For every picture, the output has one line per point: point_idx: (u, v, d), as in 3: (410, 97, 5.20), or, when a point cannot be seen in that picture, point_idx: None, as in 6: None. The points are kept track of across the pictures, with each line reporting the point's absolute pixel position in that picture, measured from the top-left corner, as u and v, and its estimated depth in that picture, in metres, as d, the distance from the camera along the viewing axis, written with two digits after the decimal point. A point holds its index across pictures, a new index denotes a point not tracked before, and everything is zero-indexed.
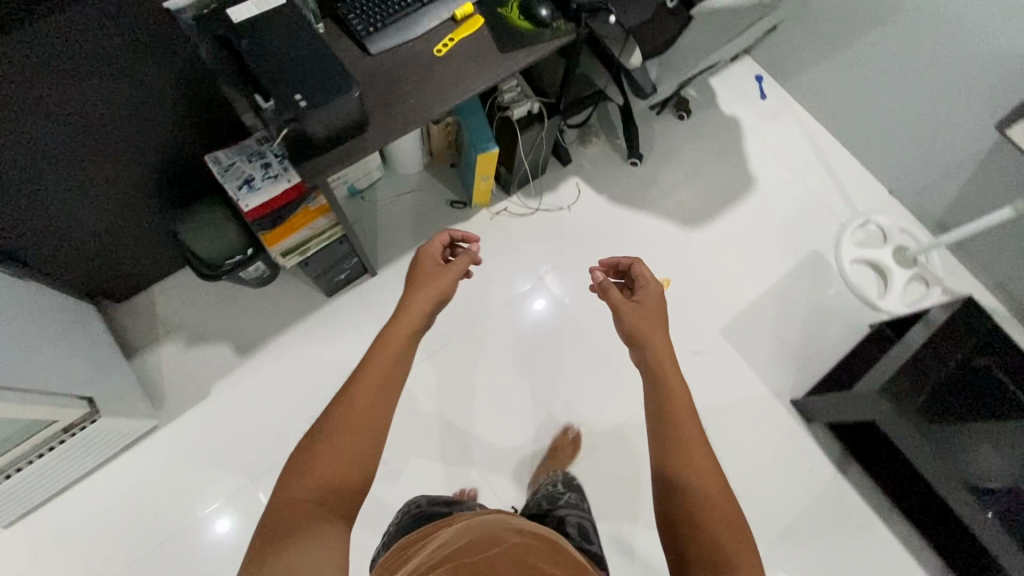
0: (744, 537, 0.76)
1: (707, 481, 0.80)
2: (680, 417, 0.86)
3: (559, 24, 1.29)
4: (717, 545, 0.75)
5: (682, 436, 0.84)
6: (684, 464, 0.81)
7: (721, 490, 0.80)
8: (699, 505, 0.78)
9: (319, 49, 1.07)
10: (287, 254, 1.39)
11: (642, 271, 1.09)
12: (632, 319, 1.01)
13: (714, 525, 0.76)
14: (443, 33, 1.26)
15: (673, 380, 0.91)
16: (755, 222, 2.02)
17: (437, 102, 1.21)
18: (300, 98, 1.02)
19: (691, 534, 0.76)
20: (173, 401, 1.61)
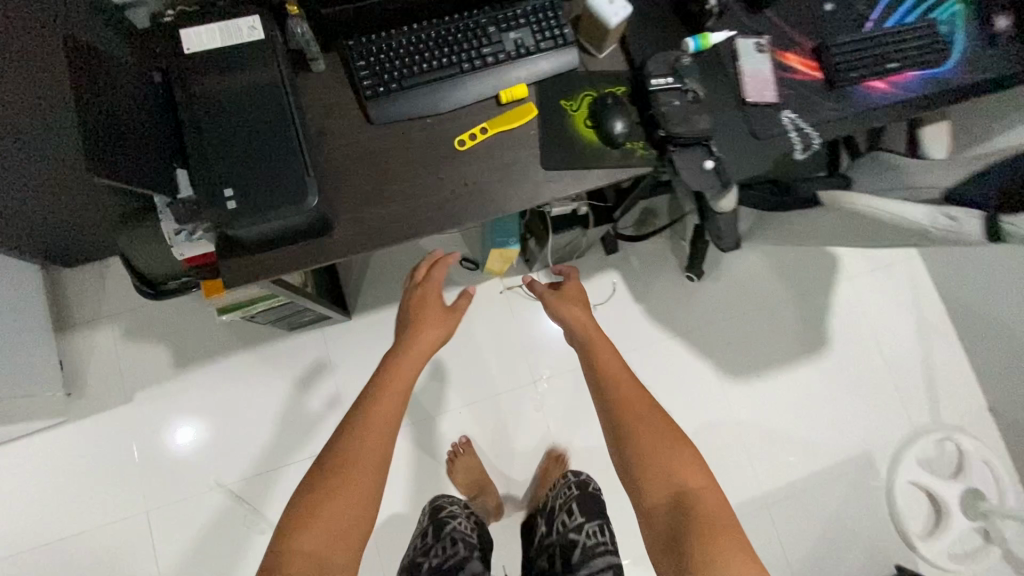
0: (691, 456, 0.85)
1: (647, 418, 0.89)
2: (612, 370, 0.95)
3: (636, 145, 0.93)
4: (665, 467, 0.85)
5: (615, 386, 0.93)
6: (635, 428, 0.88)
7: (680, 451, 0.86)
8: (642, 446, 0.86)
9: (281, 126, 0.77)
10: (224, 312, 1.13)
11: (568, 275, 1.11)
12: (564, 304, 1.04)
13: (656, 456, 0.85)
14: (476, 117, 0.92)
15: (599, 347, 0.98)
16: (809, 394, 1.63)
17: (434, 214, 0.89)
18: (229, 195, 0.74)
19: (643, 468, 0.85)
20: (94, 394, 1.46)
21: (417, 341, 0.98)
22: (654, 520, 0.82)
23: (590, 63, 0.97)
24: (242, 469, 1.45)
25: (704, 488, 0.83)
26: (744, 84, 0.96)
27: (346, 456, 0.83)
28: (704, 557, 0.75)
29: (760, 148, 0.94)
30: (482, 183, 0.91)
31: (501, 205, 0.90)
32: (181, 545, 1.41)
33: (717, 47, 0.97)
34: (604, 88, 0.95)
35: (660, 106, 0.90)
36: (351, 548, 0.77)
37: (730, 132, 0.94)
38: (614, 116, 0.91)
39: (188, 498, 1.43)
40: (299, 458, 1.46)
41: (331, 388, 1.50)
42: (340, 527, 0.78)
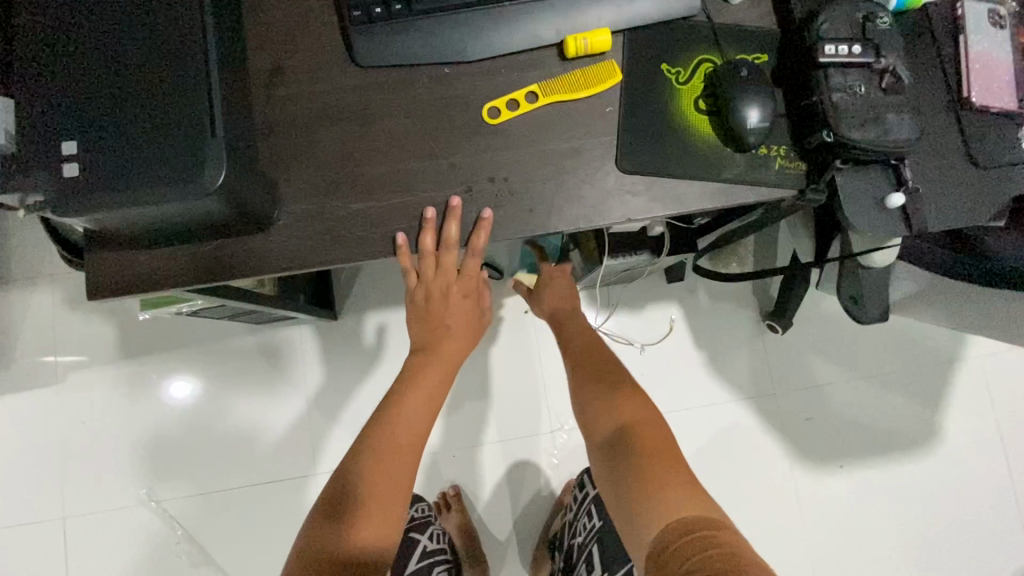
0: (635, 394, 0.70)
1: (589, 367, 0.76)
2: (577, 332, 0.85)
3: (774, 150, 0.57)
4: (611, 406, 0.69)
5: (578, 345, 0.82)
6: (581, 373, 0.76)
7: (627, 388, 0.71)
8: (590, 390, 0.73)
9: (171, 38, 0.44)
10: (149, 306, 0.83)
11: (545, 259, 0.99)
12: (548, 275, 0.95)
13: (605, 395, 0.71)
14: (522, 76, 0.58)
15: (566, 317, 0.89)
16: (903, 499, 1.26)
17: (435, 222, 0.56)
18: (69, 153, 0.42)
19: (590, 408, 0.71)
20: (22, 367, 1.21)
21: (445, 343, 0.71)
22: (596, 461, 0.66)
23: (716, 11, 0.60)
24: (180, 484, 1.18)
25: (650, 423, 0.66)
26: (968, 74, 0.58)
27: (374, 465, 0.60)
28: (642, 491, 0.59)
29: (980, 184, 0.57)
30: (516, 183, 0.56)
31: (542, 222, 0.56)
32: (97, 565, 1.16)
33: (928, 9, 0.60)
34: (734, 53, 0.59)
35: (832, 92, 0.54)
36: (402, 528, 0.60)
37: (932, 150, 0.57)
38: (749, 99, 0.55)
39: (110, 509, 1.17)
40: (249, 482, 1.19)
41: (299, 402, 1.21)
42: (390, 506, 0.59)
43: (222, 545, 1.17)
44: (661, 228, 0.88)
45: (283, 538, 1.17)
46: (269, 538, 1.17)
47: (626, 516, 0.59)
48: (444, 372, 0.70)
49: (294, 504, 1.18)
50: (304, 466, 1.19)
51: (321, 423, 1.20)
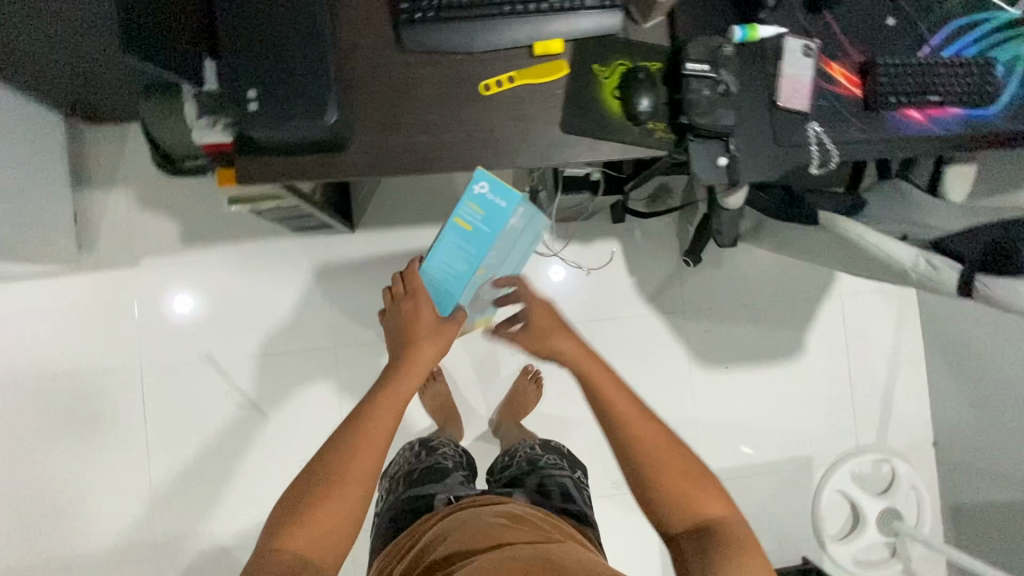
0: (704, 482, 0.81)
1: (649, 446, 0.82)
2: (604, 385, 0.86)
3: (656, 126, 0.93)
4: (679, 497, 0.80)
5: (610, 404, 0.84)
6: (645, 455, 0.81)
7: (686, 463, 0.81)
8: (652, 467, 0.81)
9: (309, 37, 0.79)
10: (234, 202, 1.18)
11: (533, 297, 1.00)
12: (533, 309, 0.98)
13: (669, 481, 0.80)
14: (506, 64, 0.92)
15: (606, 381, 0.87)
16: (771, 394, 1.71)
17: (447, 154, 0.91)
18: (252, 97, 0.77)
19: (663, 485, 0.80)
20: (102, 253, 1.54)
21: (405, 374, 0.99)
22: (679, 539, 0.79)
23: (631, 31, 0.95)
24: (229, 347, 1.55)
25: (718, 505, 0.80)
26: (779, 87, 0.95)
27: (317, 494, 0.86)
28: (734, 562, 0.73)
29: (776, 155, 0.95)
30: (498, 133, 0.92)
31: (513, 159, 0.92)
32: (165, 403, 1.53)
33: (764, 43, 0.95)
34: (640, 61, 0.94)
35: (689, 93, 0.90)
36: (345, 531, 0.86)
37: (750, 133, 0.95)
38: (642, 92, 0.90)
39: (176, 364, 1.54)
40: (283, 349, 1.57)
41: (324, 294, 1.58)
42: (338, 505, 0.86)
43: (263, 394, 1.55)
44: (599, 174, 1.24)
45: (309, 392, 1.56)
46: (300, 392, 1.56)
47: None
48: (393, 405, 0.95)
49: (319, 368, 1.57)
50: (328, 341, 1.58)
51: (340, 310, 1.58)
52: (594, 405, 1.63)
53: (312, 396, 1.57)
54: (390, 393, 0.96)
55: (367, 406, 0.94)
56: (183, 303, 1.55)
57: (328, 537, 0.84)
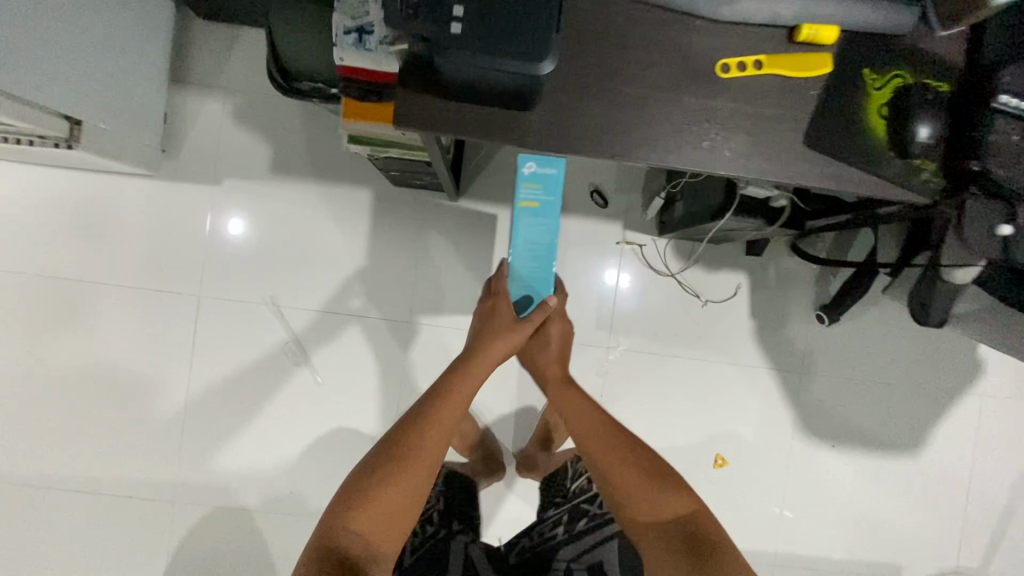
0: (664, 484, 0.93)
1: (614, 457, 0.97)
2: (579, 408, 1.03)
3: (927, 164, 0.72)
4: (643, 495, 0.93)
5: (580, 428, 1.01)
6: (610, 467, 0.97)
7: (647, 469, 0.95)
8: (614, 474, 0.96)
9: None
10: (353, 141, 1.01)
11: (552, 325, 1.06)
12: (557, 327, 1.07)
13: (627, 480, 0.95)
14: (753, 45, 0.71)
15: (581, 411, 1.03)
16: (874, 487, 1.48)
17: (654, 141, 0.71)
18: (457, 16, 0.59)
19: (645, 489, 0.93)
20: (184, 163, 1.39)
21: (484, 355, 0.96)
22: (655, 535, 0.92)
23: (922, 36, 0.73)
24: (297, 296, 1.40)
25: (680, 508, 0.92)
26: None
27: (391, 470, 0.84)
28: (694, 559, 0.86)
29: None
30: (724, 129, 0.71)
31: (735, 166, 0.72)
32: (218, 339, 1.40)
33: None
34: (925, 77, 0.73)
35: (992, 132, 0.68)
36: (410, 508, 0.85)
37: None
38: (927, 117, 0.69)
39: (236, 301, 1.40)
40: (353, 311, 1.41)
41: (410, 262, 1.42)
42: (410, 485, 0.85)
43: (322, 355, 1.41)
44: (784, 201, 1.02)
45: (370, 365, 1.41)
46: (359, 361, 1.41)
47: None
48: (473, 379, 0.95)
49: (388, 340, 1.41)
50: (401, 313, 1.42)
51: (423, 282, 1.42)
52: (676, 453, 1.43)
53: (371, 369, 1.41)
54: (451, 400, 0.92)
55: (423, 409, 0.91)
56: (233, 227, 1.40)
57: (400, 513, 0.84)
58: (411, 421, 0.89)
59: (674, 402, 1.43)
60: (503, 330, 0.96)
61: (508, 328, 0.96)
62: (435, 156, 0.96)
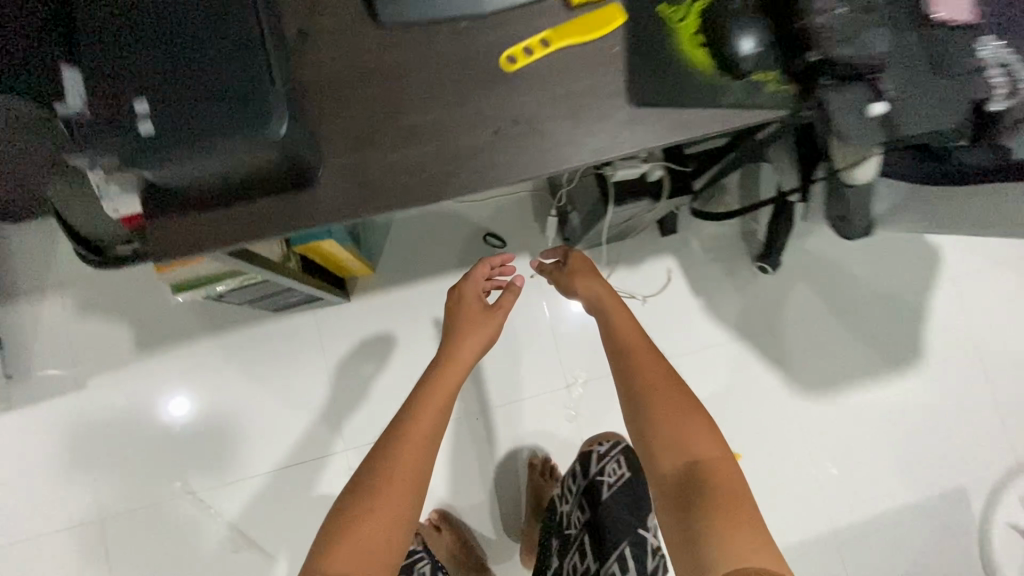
0: (700, 425, 0.76)
1: (655, 382, 0.81)
2: (619, 328, 0.90)
3: (767, 75, 0.63)
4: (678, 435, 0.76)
5: (620, 341, 0.88)
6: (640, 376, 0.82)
7: (691, 426, 0.76)
8: (647, 398, 0.80)
9: (242, 12, 0.49)
10: (182, 289, 0.88)
11: (585, 286, 0.95)
12: (576, 278, 0.96)
13: (659, 401, 0.79)
14: (531, 23, 0.62)
15: (620, 329, 0.89)
16: (894, 416, 1.36)
17: (469, 165, 0.60)
18: (143, 113, 0.47)
19: (658, 433, 0.77)
20: (40, 379, 1.21)
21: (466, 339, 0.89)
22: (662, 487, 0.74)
23: None
24: (217, 476, 1.21)
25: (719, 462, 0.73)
26: None
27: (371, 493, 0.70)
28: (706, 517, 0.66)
29: (947, 89, 0.64)
30: (538, 123, 0.61)
31: (567, 158, 0.61)
32: (144, 563, 1.18)
33: None
34: None
35: (815, 16, 0.59)
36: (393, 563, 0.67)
37: (906, 62, 0.63)
38: (741, 31, 0.61)
39: (147, 505, 1.19)
40: (283, 465, 1.22)
41: (323, 382, 1.25)
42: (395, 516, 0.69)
43: (268, 530, 1.20)
44: (661, 171, 0.93)
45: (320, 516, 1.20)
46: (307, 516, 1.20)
47: (687, 546, 0.67)
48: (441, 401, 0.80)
49: (333, 480, 1.22)
50: (334, 444, 1.23)
51: (345, 401, 1.24)
52: None
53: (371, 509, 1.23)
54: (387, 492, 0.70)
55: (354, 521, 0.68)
56: (178, 405, 1.23)
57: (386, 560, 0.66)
58: (377, 446, 0.75)
59: None
60: (472, 319, 0.91)
61: (474, 316, 0.92)
62: (273, 274, 0.84)
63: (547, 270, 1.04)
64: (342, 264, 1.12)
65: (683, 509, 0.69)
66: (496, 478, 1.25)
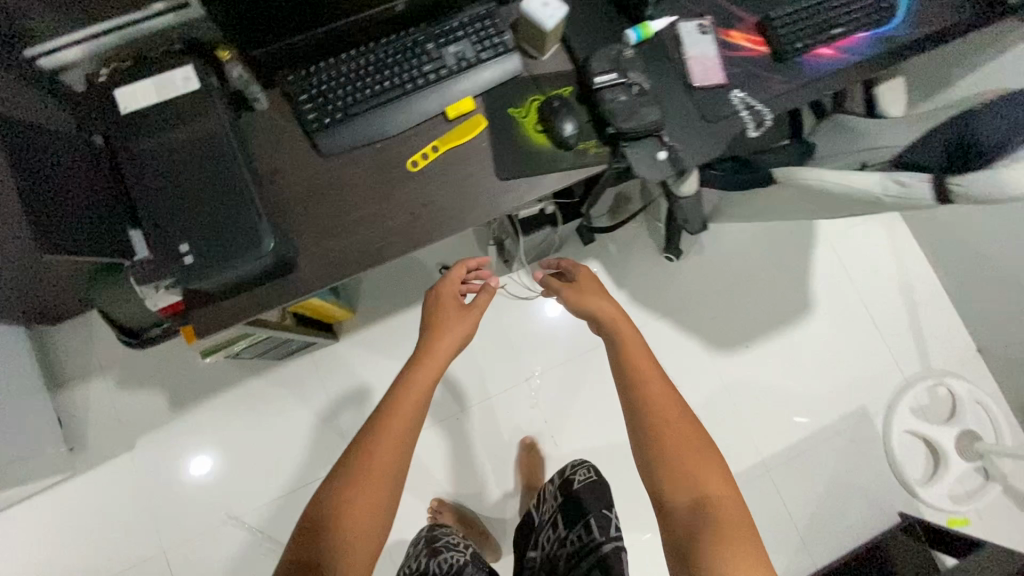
0: (710, 457, 0.80)
1: (665, 408, 0.85)
2: (626, 344, 0.95)
3: (588, 144, 0.94)
4: (688, 467, 0.79)
5: (626, 355, 0.93)
6: (647, 395, 0.87)
7: (699, 455, 0.80)
8: (658, 421, 0.84)
9: (238, 177, 0.77)
10: (207, 355, 1.13)
11: (588, 305, 1.03)
12: (584, 297, 1.03)
13: (669, 428, 0.83)
14: (424, 137, 0.92)
15: (630, 347, 0.94)
16: (797, 359, 1.66)
17: (397, 238, 0.90)
18: (186, 251, 0.74)
19: (668, 456, 0.80)
20: (96, 449, 1.48)
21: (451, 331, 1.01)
22: (669, 515, 0.77)
23: (535, 67, 0.96)
24: (253, 502, 1.47)
25: (727, 497, 0.77)
26: (689, 69, 0.96)
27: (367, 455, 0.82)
28: (711, 548, 0.71)
29: (711, 131, 0.94)
30: (439, 203, 0.91)
31: (462, 223, 0.91)
32: None
33: (659, 34, 0.97)
34: (551, 90, 0.95)
35: (607, 104, 0.90)
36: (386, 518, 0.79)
37: (679, 120, 0.94)
38: (563, 119, 0.91)
39: (200, 536, 1.45)
40: (305, 484, 1.49)
41: (328, 410, 1.52)
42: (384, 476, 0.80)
43: None
44: (552, 207, 1.25)
45: None
46: None
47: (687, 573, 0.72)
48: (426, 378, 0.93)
49: None
50: None
51: (347, 423, 1.51)
52: None
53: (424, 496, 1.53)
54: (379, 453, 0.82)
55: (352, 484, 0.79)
56: (200, 463, 1.49)
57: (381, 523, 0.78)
58: (373, 417, 0.87)
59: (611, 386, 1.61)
60: (456, 313, 1.04)
61: (457, 311, 1.05)
62: (279, 331, 1.14)
63: (553, 285, 1.11)
64: (328, 314, 1.41)
65: (691, 539, 0.73)
66: (481, 464, 1.54)
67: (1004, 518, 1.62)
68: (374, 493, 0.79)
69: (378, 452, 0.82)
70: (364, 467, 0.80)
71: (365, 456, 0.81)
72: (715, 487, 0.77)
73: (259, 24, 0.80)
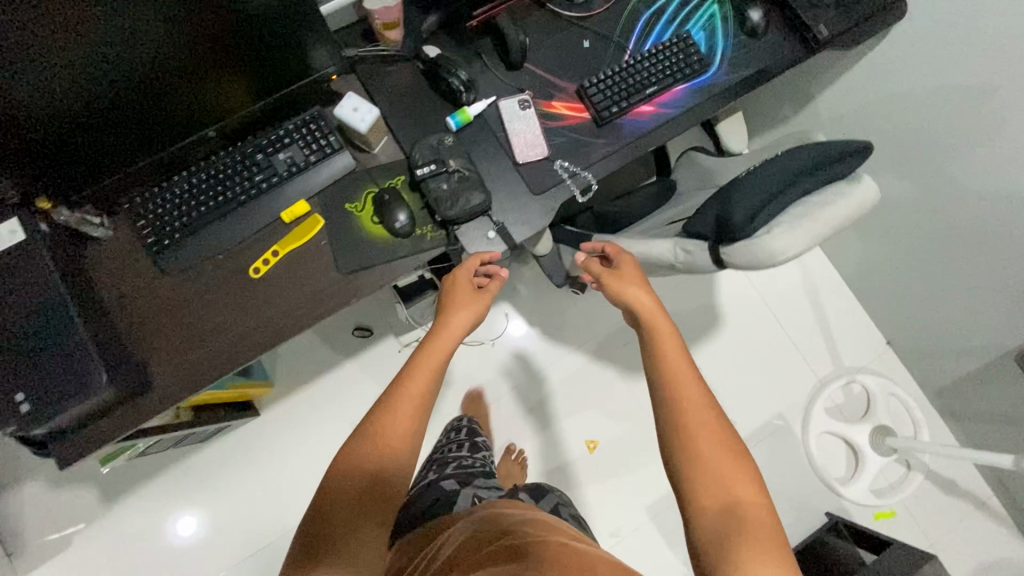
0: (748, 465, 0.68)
1: (700, 401, 0.73)
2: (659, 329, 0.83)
3: (424, 229, 0.98)
4: (723, 474, 0.67)
5: (658, 336, 0.82)
6: (682, 381, 0.75)
7: (740, 468, 0.67)
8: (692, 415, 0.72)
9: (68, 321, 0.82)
10: (107, 460, 1.18)
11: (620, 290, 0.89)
12: (622, 281, 0.89)
13: (707, 424, 0.71)
14: (265, 243, 0.97)
15: (661, 330, 0.82)
16: (711, 374, 1.71)
17: (247, 345, 0.95)
18: (21, 399, 0.79)
19: (702, 446, 0.69)
20: (35, 549, 1.52)
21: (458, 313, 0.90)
22: (695, 524, 0.66)
23: (367, 161, 1.02)
24: None
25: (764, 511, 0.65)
26: (511, 144, 1.01)
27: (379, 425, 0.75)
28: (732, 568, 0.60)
29: (538, 203, 1.00)
30: (281, 307, 0.96)
31: (308, 322, 0.96)
32: None
33: (481, 115, 1.02)
34: (383, 182, 1.00)
35: (429, 193, 0.95)
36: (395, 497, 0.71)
37: (506, 196, 1.00)
38: (392, 211, 0.96)
39: None
40: (244, 558, 1.54)
41: (259, 483, 1.58)
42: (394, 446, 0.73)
43: None
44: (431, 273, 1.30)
45: None
46: None
47: None
48: (432, 355, 0.84)
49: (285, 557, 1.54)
50: (279, 528, 1.56)
51: (280, 493, 1.57)
52: (554, 467, 1.63)
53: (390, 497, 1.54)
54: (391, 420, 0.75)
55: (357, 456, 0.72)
56: (184, 526, 1.55)
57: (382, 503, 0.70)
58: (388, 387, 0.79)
59: (533, 423, 1.66)
60: (467, 293, 0.92)
61: (470, 293, 0.92)
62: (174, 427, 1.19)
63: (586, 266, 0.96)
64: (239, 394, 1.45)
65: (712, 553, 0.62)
66: None
67: (930, 505, 1.66)
68: (385, 463, 0.72)
69: (387, 425, 0.75)
70: (377, 438, 0.73)
71: (378, 428, 0.74)
72: (748, 495, 0.66)
73: (71, 173, 0.85)
